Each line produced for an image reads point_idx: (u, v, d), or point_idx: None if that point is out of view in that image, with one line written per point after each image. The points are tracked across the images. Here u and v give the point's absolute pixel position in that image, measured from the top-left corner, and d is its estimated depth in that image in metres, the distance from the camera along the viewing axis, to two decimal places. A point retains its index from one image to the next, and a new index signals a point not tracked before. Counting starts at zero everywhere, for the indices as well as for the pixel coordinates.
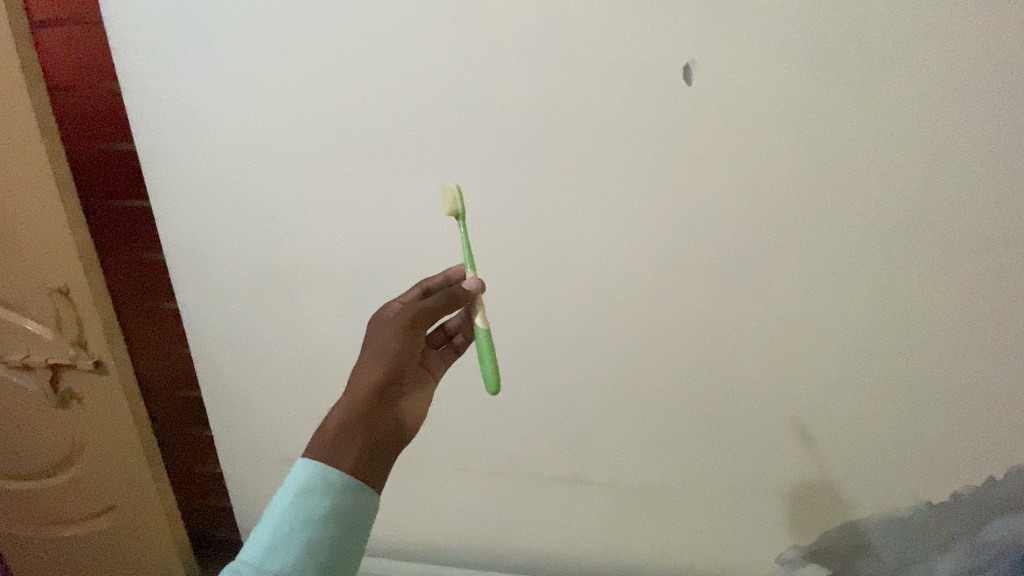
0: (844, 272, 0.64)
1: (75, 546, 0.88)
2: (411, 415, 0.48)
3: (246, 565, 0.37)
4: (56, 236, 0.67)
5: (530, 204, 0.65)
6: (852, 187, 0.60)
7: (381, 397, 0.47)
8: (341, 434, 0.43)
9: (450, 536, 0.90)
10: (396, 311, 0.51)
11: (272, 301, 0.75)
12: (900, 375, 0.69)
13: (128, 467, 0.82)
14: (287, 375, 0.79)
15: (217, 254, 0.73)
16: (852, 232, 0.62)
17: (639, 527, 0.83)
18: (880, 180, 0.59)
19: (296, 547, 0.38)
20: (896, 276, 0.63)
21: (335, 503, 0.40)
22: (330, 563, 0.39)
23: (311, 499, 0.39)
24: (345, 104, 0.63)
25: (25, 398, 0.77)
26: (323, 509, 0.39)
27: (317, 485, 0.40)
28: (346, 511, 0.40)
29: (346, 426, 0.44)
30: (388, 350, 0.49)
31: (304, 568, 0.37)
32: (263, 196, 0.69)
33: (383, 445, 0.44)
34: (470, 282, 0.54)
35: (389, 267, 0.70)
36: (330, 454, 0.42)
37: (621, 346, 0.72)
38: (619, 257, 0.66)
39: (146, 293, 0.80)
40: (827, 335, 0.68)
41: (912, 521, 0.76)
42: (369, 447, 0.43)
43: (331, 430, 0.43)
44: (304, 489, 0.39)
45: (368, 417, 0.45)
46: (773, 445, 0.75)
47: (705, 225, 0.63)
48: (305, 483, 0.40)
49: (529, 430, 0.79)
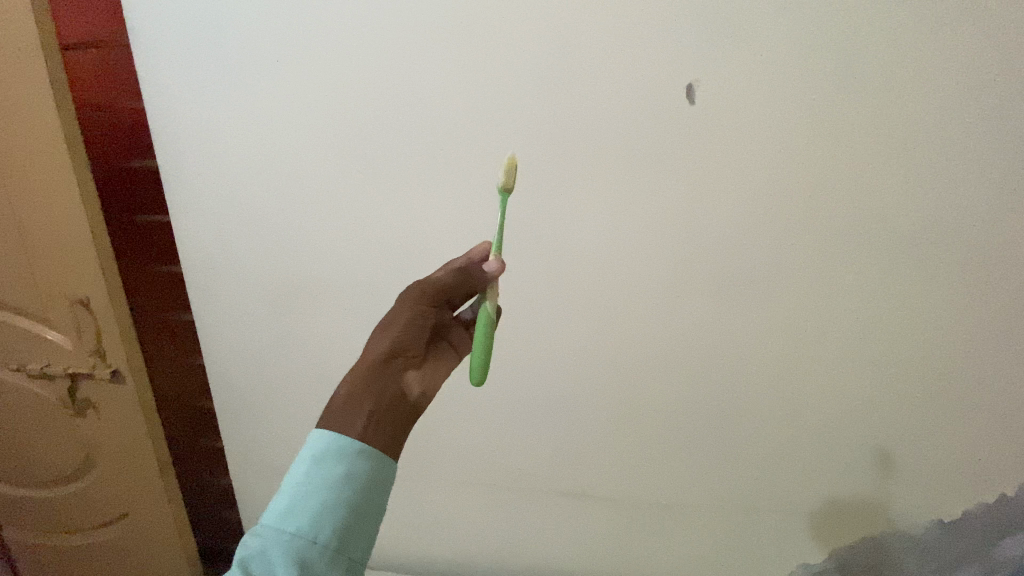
0: (850, 284, 0.64)
1: (88, 554, 0.89)
2: (419, 386, 0.49)
3: (265, 529, 0.41)
4: (80, 249, 0.70)
5: (537, 219, 0.67)
6: (853, 202, 0.61)
7: (389, 369, 0.48)
8: (348, 402, 0.46)
9: (457, 551, 0.90)
10: (417, 291, 0.53)
11: (284, 312, 0.76)
12: (906, 387, 0.69)
13: (140, 476, 0.82)
14: (297, 385, 0.80)
15: (231, 267, 0.75)
16: (857, 244, 0.63)
17: (648, 542, 0.83)
18: (879, 196, 0.61)
19: (311, 510, 0.41)
20: (901, 287, 0.64)
21: (348, 468, 0.43)
22: (345, 524, 0.42)
23: (326, 465, 0.42)
24: (357, 113, 0.65)
25: (43, 407, 0.78)
26: (337, 473, 0.42)
27: (331, 451, 0.43)
28: (358, 477, 0.43)
29: (354, 393, 0.46)
30: (400, 325, 0.51)
31: (319, 529, 0.41)
32: (277, 205, 0.70)
33: (390, 413, 0.46)
34: (493, 265, 0.51)
35: (398, 276, 0.72)
36: (340, 422, 0.45)
37: (627, 357, 0.72)
38: (625, 268, 0.67)
39: (165, 304, 0.82)
40: (834, 348, 0.68)
41: (924, 538, 0.76)
42: (374, 418, 0.45)
43: (339, 399, 0.46)
44: (319, 456, 0.43)
45: (375, 386, 0.47)
46: (780, 458, 0.75)
47: (709, 237, 0.65)
48: (319, 451, 0.43)
49: (536, 444, 0.80)
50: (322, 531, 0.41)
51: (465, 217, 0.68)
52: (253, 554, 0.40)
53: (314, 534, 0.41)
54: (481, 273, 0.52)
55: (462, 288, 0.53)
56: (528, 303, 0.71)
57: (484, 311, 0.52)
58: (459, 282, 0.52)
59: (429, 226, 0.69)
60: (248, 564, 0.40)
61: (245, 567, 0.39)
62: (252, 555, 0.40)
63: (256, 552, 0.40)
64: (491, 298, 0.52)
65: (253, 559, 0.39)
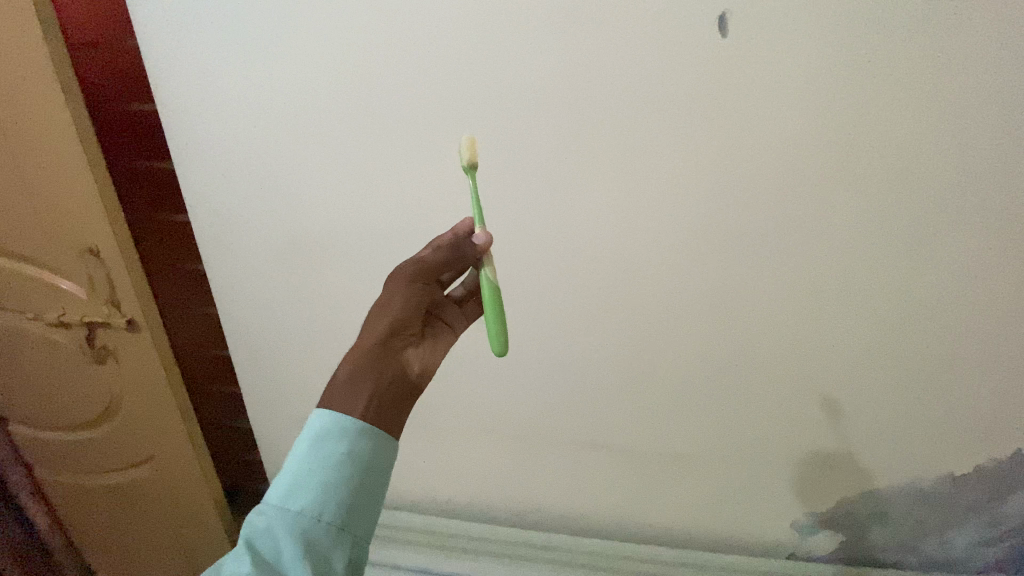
0: (875, 249, 0.62)
1: (117, 495, 0.93)
2: (419, 363, 0.49)
3: (268, 507, 0.41)
4: (85, 198, 0.68)
5: (553, 171, 0.64)
6: (890, 149, 0.57)
7: (389, 349, 0.48)
8: (350, 381, 0.45)
9: (471, 497, 0.93)
10: (411, 269, 0.51)
11: (293, 266, 0.75)
12: (931, 346, 0.67)
13: (163, 420, 0.85)
14: (309, 345, 0.81)
15: (238, 219, 0.73)
16: (892, 198, 0.59)
17: (658, 491, 0.84)
18: (920, 143, 0.56)
19: (315, 488, 0.41)
20: (929, 251, 0.61)
21: (351, 446, 0.43)
22: (349, 501, 0.42)
23: (328, 444, 0.42)
24: (357, 72, 0.62)
25: (64, 354, 0.80)
26: (340, 451, 0.42)
27: (332, 430, 0.43)
28: (360, 456, 0.43)
29: (354, 374, 0.46)
30: (396, 304, 0.49)
31: (324, 507, 0.41)
32: (282, 162, 0.68)
33: (391, 391, 0.46)
34: (479, 237, 0.51)
35: (406, 243, 0.70)
36: (342, 401, 0.44)
37: (643, 311, 0.70)
38: (644, 220, 0.65)
39: (177, 254, 0.81)
40: (858, 305, 0.65)
41: (935, 491, 0.76)
42: (378, 397, 0.45)
43: (341, 378, 0.46)
44: (320, 435, 0.43)
45: (377, 365, 0.46)
46: (795, 412, 0.74)
47: (730, 201, 0.62)
48: (320, 430, 0.43)
49: (548, 397, 0.80)
50: (326, 509, 0.41)
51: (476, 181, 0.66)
52: (257, 532, 0.40)
53: (318, 512, 0.40)
54: (472, 245, 0.52)
55: (455, 263, 0.52)
56: (539, 269, 0.70)
57: (486, 280, 0.52)
58: (452, 257, 0.51)
59: (437, 190, 0.66)
60: (251, 541, 0.40)
61: (250, 544, 0.40)
62: (255, 534, 0.40)
63: (259, 531, 0.40)
64: (487, 265, 0.52)
65: (258, 536, 0.40)
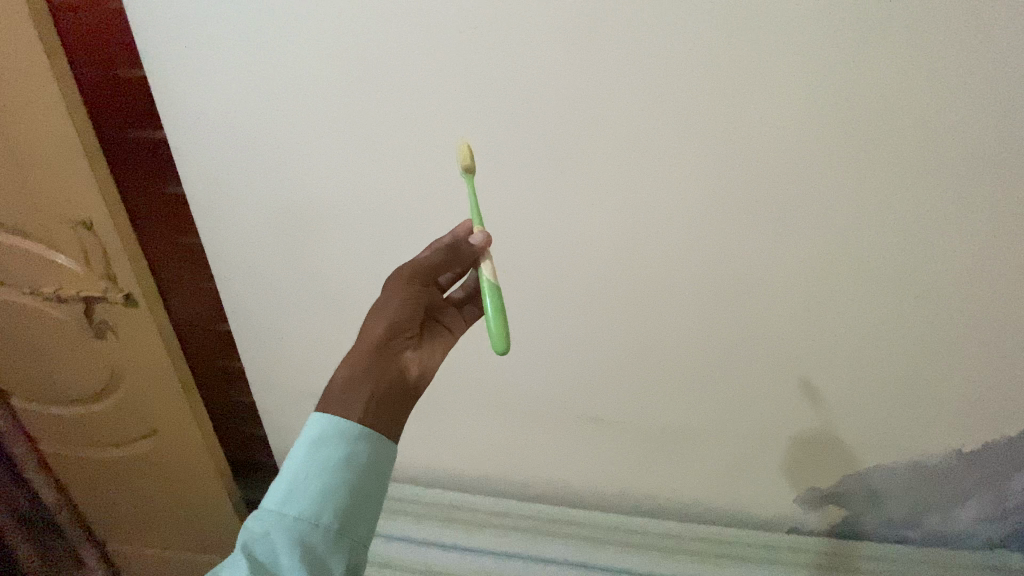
0: (879, 241, 0.62)
1: (123, 467, 0.94)
2: (417, 366, 0.48)
3: (265, 513, 0.41)
4: (75, 169, 0.67)
5: (558, 140, 0.61)
6: (909, 116, 0.55)
7: (387, 352, 0.47)
8: (348, 385, 0.45)
9: (473, 470, 0.93)
10: (408, 272, 0.51)
11: (291, 240, 0.73)
12: (942, 320, 0.66)
13: (166, 394, 0.85)
14: (312, 337, 0.81)
15: (230, 192, 0.71)
16: (909, 168, 0.57)
17: (661, 466, 0.84)
18: (940, 110, 0.54)
19: (313, 493, 0.41)
20: (935, 239, 0.61)
21: (349, 451, 0.42)
22: (347, 506, 0.41)
23: (326, 448, 0.42)
24: (355, 71, 0.60)
25: (63, 329, 0.79)
26: (338, 456, 0.42)
27: (330, 435, 0.42)
28: (359, 460, 0.42)
29: (351, 377, 0.45)
30: (393, 306, 0.49)
31: (322, 511, 0.41)
32: (275, 133, 0.65)
33: (389, 395, 0.46)
34: (476, 237, 0.51)
35: (407, 242, 0.71)
36: (339, 404, 0.44)
37: (649, 286, 0.69)
38: (652, 192, 0.62)
39: (171, 227, 0.80)
40: (869, 278, 0.64)
41: (941, 467, 0.76)
42: (375, 400, 0.45)
43: (339, 382, 0.45)
44: (318, 440, 0.42)
45: (374, 369, 0.46)
46: (801, 387, 0.74)
47: (733, 197, 0.61)
48: (318, 434, 0.43)
49: (551, 372, 0.79)
50: (325, 514, 0.41)
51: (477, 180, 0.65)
52: (253, 538, 0.40)
53: (317, 517, 0.40)
54: (469, 246, 0.51)
55: (452, 265, 0.52)
56: (539, 268, 0.70)
57: (485, 281, 0.51)
58: (449, 258, 0.51)
59: (438, 191, 0.66)
60: (248, 548, 0.40)
61: (247, 550, 0.40)
62: (252, 540, 0.40)
63: (256, 537, 0.40)
64: (486, 265, 0.51)
65: (254, 542, 0.40)
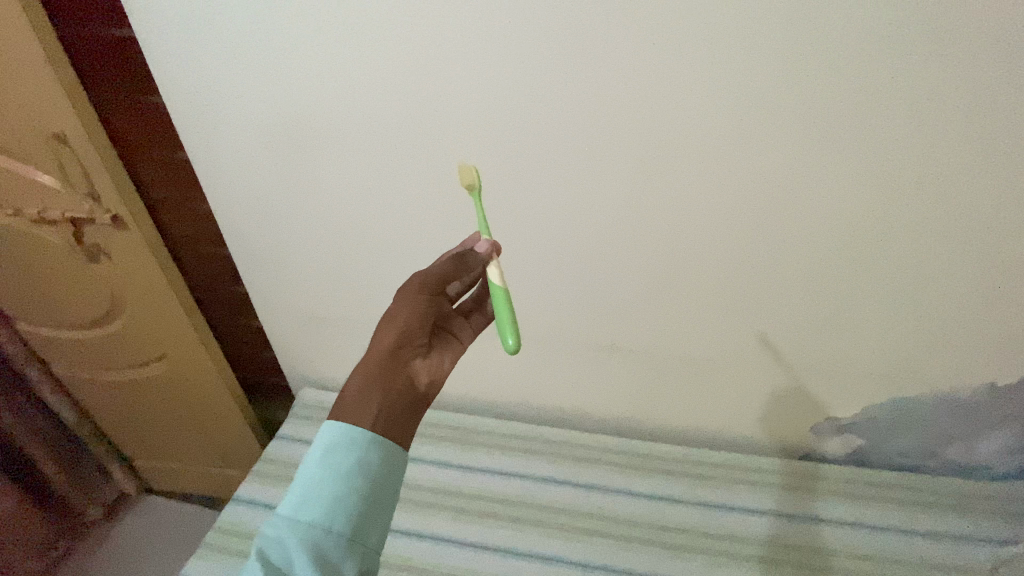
0: (942, 152, 0.53)
1: (138, 389, 0.96)
2: (427, 375, 0.46)
3: (279, 518, 0.39)
4: (39, 73, 0.61)
5: (575, 26, 0.53)
6: None
7: (398, 360, 0.45)
8: (358, 395, 0.43)
9: (483, 394, 0.92)
10: (418, 282, 0.50)
11: (283, 150, 0.68)
12: (1001, 244, 0.58)
13: (169, 318, 0.85)
14: (316, 269, 0.79)
15: (216, 93, 0.65)
16: (992, 59, 0.48)
17: (673, 394, 0.82)
18: None
19: (325, 500, 0.39)
20: (1012, 149, 0.52)
21: (361, 457, 0.40)
22: (360, 512, 0.39)
23: (337, 456, 0.40)
24: None
25: (56, 253, 0.77)
26: (350, 463, 0.40)
27: (342, 442, 0.40)
28: (371, 467, 0.40)
29: (363, 386, 0.43)
30: (404, 315, 0.47)
31: (334, 517, 0.38)
32: (260, 22, 0.59)
33: (400, 404, 0.43)
34: (482, 244, 0.52)
35: (418, 221, 0.70)
36: (349, 414, 0.42)
37: (672, 204, 0.62)
38: (680, 93, 0.54)
39: (154, 142, 0.74)
40: (925, 195, 0.56)
41: (966, 400, 0.72)
42: (387, 409, 0.43)
43: (350, 391, 0.43)
44: (330, 446, 0.40)
45: (384, 377, 0.44)
46: (830, 318, 0.68)
47: (753, 180, 0.58)
48: (331, 440, 0.41)
49: (562, 299, 0.75)
50: (337, 520, 0.38)
51: (485, 93, 0.58)
52: (269, 542, 0.38)
53: (329, 523, 0.38)
54: (475, 254, 0.52)
55: (461, 273, 0.52)
56: (552, 217, 0.66)
57: (495, 286, 0.50)
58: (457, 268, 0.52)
59: (444, 105, 0.60)
60: (263, 552, 0.38)
61: (262, 555, 0.38)
62: (267, 544, 0.38)
63: (271, 541, 0.38)
64: (494, 267, 0.51)
65: (269, 545, 0.38)
